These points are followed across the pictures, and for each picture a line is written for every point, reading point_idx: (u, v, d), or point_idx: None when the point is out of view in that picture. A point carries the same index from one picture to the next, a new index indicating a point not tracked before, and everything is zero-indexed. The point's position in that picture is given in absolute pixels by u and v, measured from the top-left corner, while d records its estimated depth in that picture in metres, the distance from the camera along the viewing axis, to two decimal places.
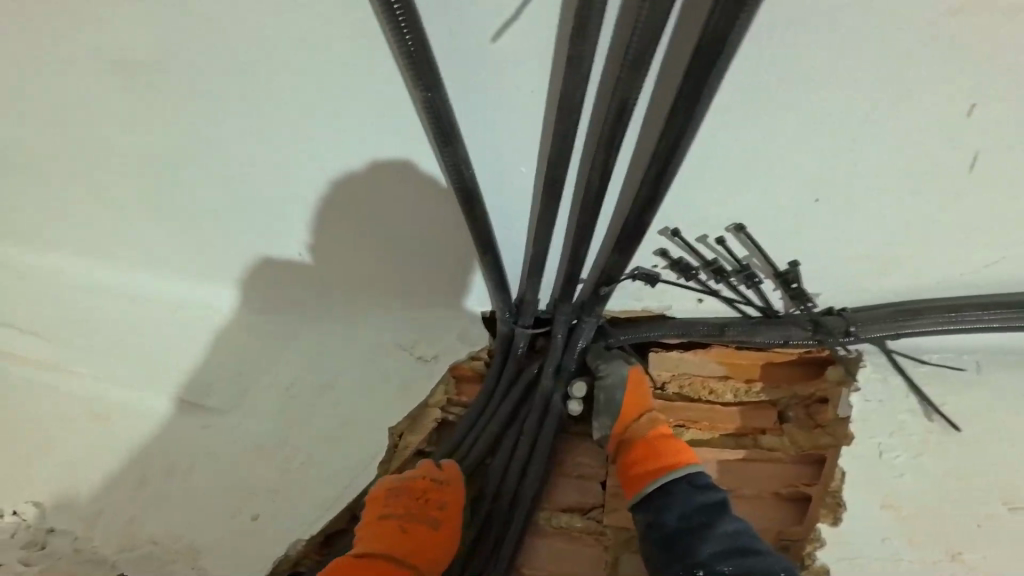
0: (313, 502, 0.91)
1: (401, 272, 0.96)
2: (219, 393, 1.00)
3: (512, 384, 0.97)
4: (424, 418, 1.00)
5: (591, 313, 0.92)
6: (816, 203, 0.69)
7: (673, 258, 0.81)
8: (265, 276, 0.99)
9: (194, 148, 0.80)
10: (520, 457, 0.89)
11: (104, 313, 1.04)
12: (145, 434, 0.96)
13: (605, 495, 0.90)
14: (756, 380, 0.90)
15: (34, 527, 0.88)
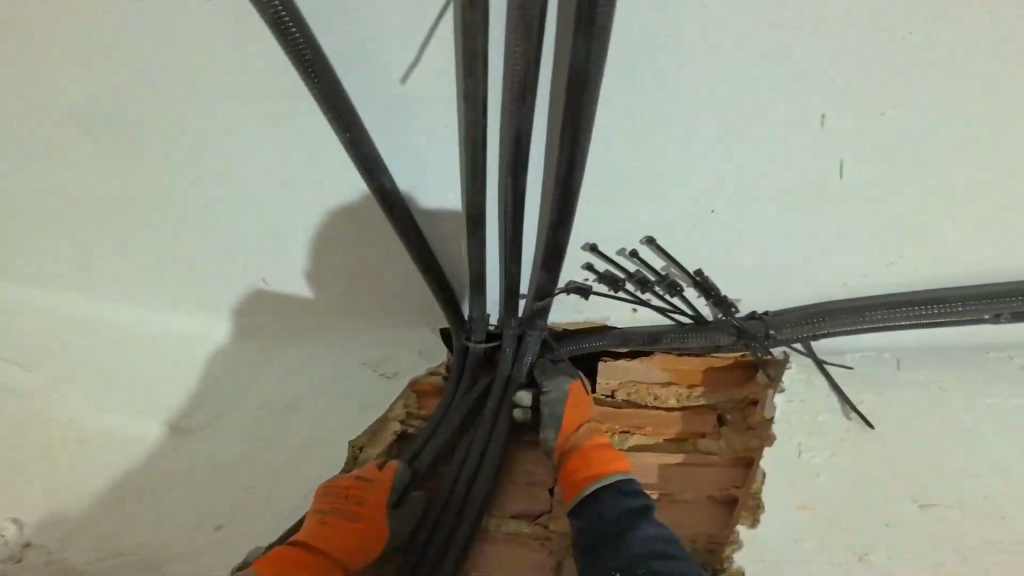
0: (277, 512, 0.95)
1: (357, 297, 1.09)
2: (202, 411, 1.11)
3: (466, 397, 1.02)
4: (385, 431, 1.06)
5: (534, 326, 0.96)
6: (713, 215, 0.76)
7: (600, 271, 0.86)
8: (243, 305, 1.14)
9: (191, 176, 0.94)
10: (469, 466, 0.93)
11: (101, 341, 1.17)
12: (130, 450, 1.05)
13: (553, 501, 0.94)
14: (698, 385, 0.93)
15: (13, 542, 0.91)
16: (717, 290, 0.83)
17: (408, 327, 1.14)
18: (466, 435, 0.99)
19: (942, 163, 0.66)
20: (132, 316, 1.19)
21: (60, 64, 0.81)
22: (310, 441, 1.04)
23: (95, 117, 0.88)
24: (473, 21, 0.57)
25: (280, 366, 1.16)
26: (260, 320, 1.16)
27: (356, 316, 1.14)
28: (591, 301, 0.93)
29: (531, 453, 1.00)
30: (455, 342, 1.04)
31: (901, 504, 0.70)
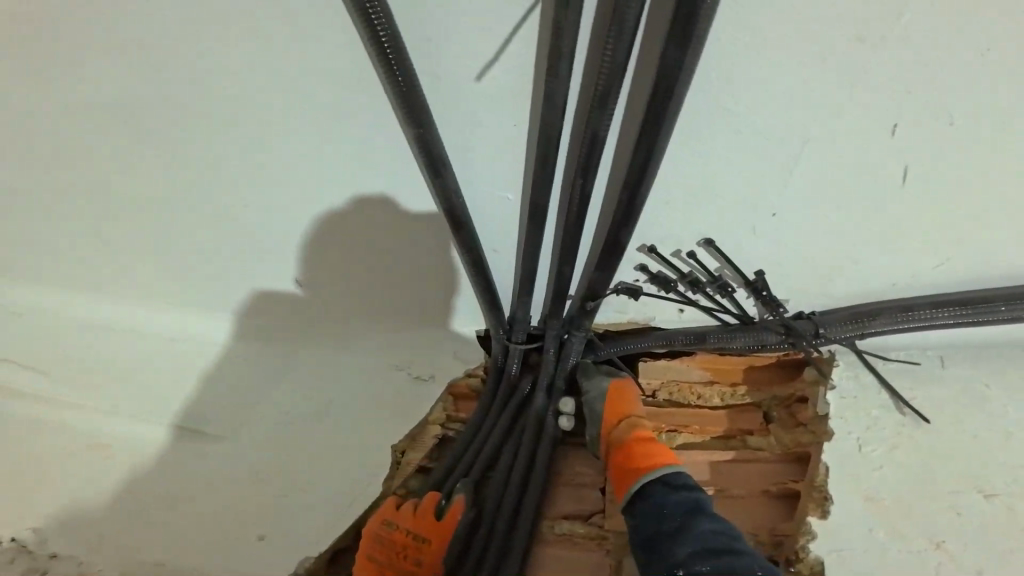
0: (327, 517, 0.97)
1: (390, 297, 1.02)
2: (217, 420, 1.04)
3: (508, 399, 1.01)
4: (425, 436, 1.04)
5: (580, 327, 0.96)
6: (774, 217, 0.77)
7: (653, 272, 0.87)
8: (253, 303, 1.06)
9: (210, 175, 0.89)
10: (518, 470, 0.93)
11: (97, 344, 1.09)
12: (146, 459, 1.00)
13: (604, 501, 0.94)
14: (740, 384, 0.94)
15: (36, 552, 0.93)
16: (770, 290, 0.85)
17: (433, 330, 1.06)
18: (511, 439, 0.98)
19: (997, 175, 0.69)
20: (128, 322, 1.10)
21: (75, 54, 0.76)
22: (344, 448, 1.01)
23: (107, 109, 0.83)
24: (567, 19, 0.58)
25: (289, 379, 1.07)
26: (270, 320, 1.08)
27: (380, 321, 1.06)
28: (639, 300, 0.93)
29: (576, 453, 1.00)
30: (495, 345, 1.02)
31: (966, 494, 0.78)
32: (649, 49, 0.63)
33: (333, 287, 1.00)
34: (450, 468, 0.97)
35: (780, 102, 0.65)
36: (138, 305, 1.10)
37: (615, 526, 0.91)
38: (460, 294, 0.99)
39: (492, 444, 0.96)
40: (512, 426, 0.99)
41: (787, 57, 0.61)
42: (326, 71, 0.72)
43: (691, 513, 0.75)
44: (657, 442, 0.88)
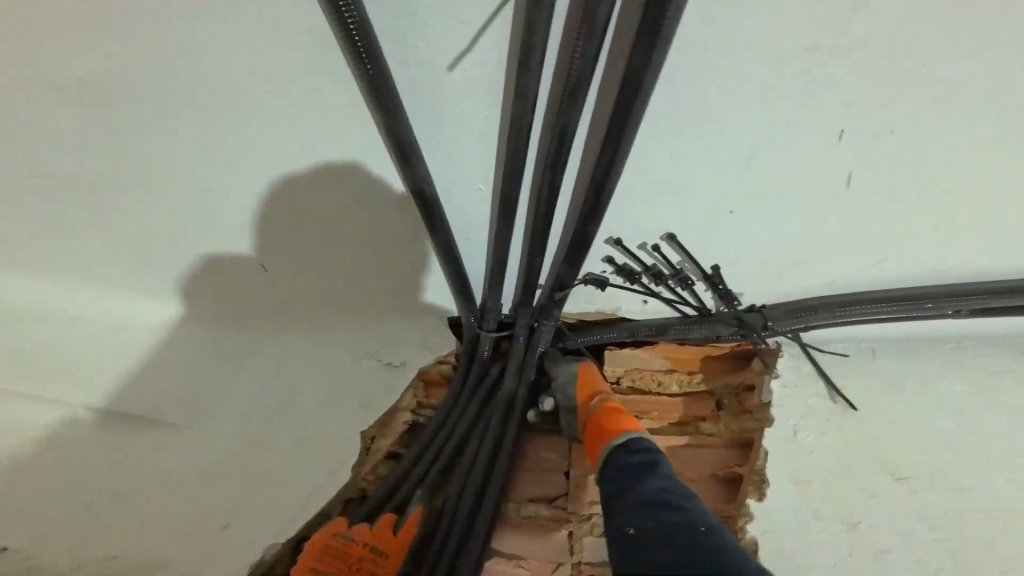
0: (287, 508, 0.96)
1: (361, 285, 1.02)
2: (176, 408, 1.01)
3: (478, 385, 1.04)
4: (395, 422, 1.05)
5: (548, 316, 0.99)
6: (731, 215, 0.81)
7: (618, 264, 0.91)
8: (218, 289, 1.03)
9: (172, 159, 0.85)
10: (486, 454, 0.95)
11: (58, 330, 1.05)
12: (103, 448, 0.97)
13: (568, 485, 0.97)
14: (697, 372, 0.99)
15: None
16: (725, 284, 0.90)
17: (402, 322, 1.08)
18: (480, 424, 1.00)
19: (974, 174, 0.74)
20: (91, 302, 1.08)
21: (18, 20, 0.69)
22: (308, 437, 1.01)
23: (47, 80, 0.76)
24: (538, 19, 0.59)
25: (253, 370, 1.06)
26: (236, 303, 1.05)
27: (350, 310, 1.07)
28: (605, 292, 0.97)
29: (544, 440, 1.02)
30: (466, 332, 1.04)
31: (882, 479, 0.86)
32: (619, 49, 0.65)
33: (299, 273, 0.99)
34: (419, 455, 0.99)
35: (743, 110, 0.68)
36: (96, 281, 1.06)
37: (578, 507, 0.96)
38: (432, 281, 1.01)
39: (463, 427, 1.00)
40: (482, 411, 1.02)
41: (764, 66, 0.64)
42: (296, 61, 0.70)
43: (648, 473, 0.76)
44: (627, 414, 0.89)
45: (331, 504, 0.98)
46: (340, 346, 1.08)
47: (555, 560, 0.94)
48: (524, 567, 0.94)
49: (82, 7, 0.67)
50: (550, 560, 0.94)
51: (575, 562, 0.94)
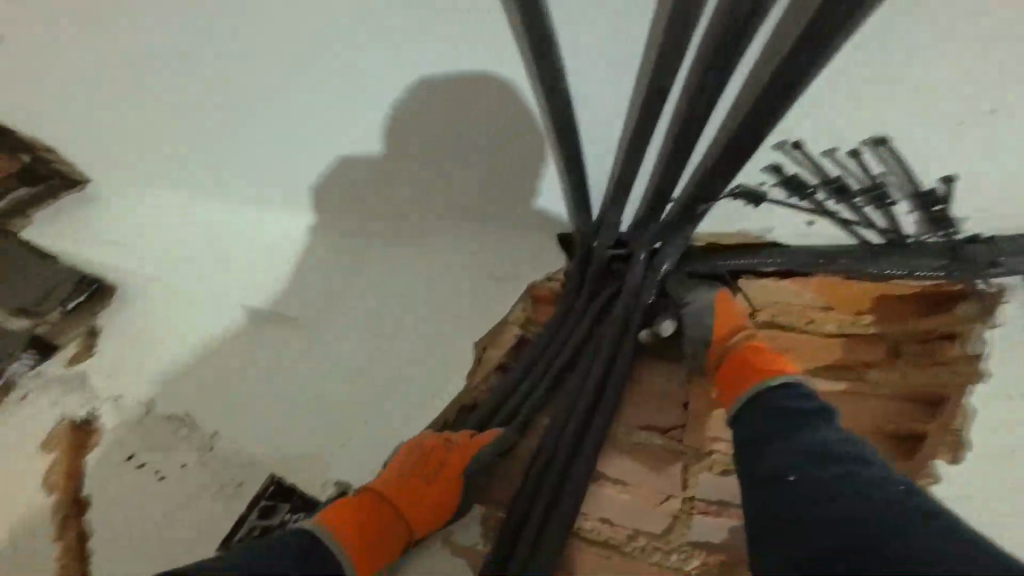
0: (409, 414, 0.99)
1: (480, 189, 1.02)
2: (313, 305, 1.07)
3: (590, 305, 0.97)
4: (504, 334, 1.06)
5: (678, 234, 0.88)
6: (991, 114, 0.63)
7: (786, 174, 0.75)
8: (341, 193, 1.04)
9: (279, 72, 0.82)
10: (597, 374, 0.91)
11: (205, 253, 1.07)
12: (255, 360, 1.03)
13: (687, 416, 0.92)
14: (866, 313, 0.84)
15: (203, 435, 0.98)
16: (940, 205, 0.73)
17: (508, 235, 1.11)
18: (591, 343, 0.95)
19: None
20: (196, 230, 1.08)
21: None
22: (430, 343, 1.04)
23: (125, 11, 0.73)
24: None
25: (367, 283, 1.09)
26: (349, 218, 1.09)
27: (469, 215, 1.09)
28: (757, 209, 0.82)
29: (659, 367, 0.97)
30: (579, 248, 0.97)
31: None
32: None
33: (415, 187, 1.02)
34: (523, 371, 0.98)
35: None
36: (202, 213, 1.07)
37: (693, 440, 0.90)
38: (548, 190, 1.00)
39: (573, 344, 0.96)
40: (593, 331, 0.96)
41: None
42: None
43: (810, 423, 0.67)
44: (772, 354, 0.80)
45: (445, 414, 1.01)
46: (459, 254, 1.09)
47: (664, 492, 0.89)
48: (628, 491, 0.89)
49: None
50: (660, 491, 0.89)
51: (687, 496, 0.88)
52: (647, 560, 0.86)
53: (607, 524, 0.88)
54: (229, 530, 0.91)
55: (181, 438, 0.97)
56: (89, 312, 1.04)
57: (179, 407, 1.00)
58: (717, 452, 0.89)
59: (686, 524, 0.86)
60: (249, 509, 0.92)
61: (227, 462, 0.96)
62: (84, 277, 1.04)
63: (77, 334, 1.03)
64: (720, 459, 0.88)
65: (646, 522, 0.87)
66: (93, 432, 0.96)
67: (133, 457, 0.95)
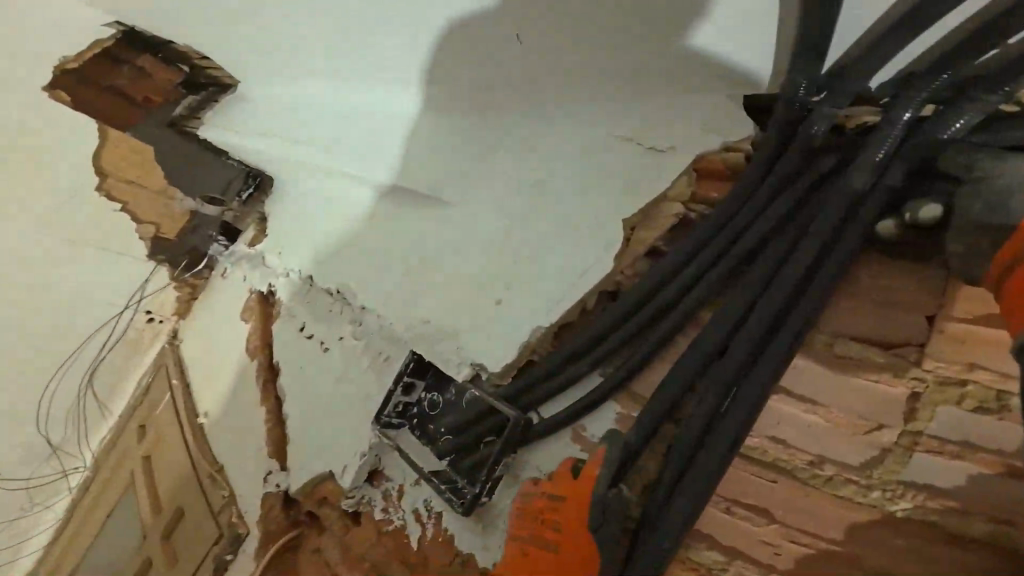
0: (544, 298, 0.98)
1: (615, 52, 0.92)
2: (433, 182, 1.10)
3: (796, 179, 0.78)
4: (663, 212, 0.91)
5: (1002, 82, 0.65)
6: None
7: None
8: (446, 62, 1.03)
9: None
10: (801, 260, 0.73)
11: (314, 143, 1.16)
12: (382, 238, 1.14)
13: (933, 334, 0.71)
14: None
15: (351, 305, 1.14)
16: None
17: (656, 95, 0.96)
18: (793, 225, 0.77)
19: None
20: (324, 108, 1.16)
21: None
22: (560, 223, 1.00)
23: None
24: None
25: (497, 161, 1.07)
26: (471, 88, 1.06)
27: (602, 84, 0.98)
28: None
29: (893, 270, 0.74)
30: (787, 103, 0.78)
31: None
32: None
33: (557, 47, 0.94)
34: (692, 252, 0.84)
35: None
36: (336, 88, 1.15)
37: (935, 366, 0.71)
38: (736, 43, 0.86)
39: (767, 225, 0.78)
40: (796, 212, 0.77)
41: None
42: None
43: None
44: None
45: (589, 294, 0.94)
46: (588, 128, 1.00)
47: (875, 420, 0.74)
48: (817, 413, 0.78)
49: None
50: (869, 418, 0.75)
51: (909, 430, 0.72)
52: (831, 490, 0.77)
53: (779, 445, 0.80)
54: (380, 405, 1.10)
55: (333, 308, 1.17)
56: (258, 201, 1.24)
57: (332, 282, 1.15)
58: (973, 384, 0.69)
59: (902, 459, 0.72)
60: (392, 387, 1.11)
61: (373, 333, 1.14)
62: (251, 169, 1.20)
63: (253, 220, 1.24)
64: (976, 393, 0.69)
65: (840, 453, 0.76)
66: (273, 304, 1.22)
67: (304, 328, 1.19)
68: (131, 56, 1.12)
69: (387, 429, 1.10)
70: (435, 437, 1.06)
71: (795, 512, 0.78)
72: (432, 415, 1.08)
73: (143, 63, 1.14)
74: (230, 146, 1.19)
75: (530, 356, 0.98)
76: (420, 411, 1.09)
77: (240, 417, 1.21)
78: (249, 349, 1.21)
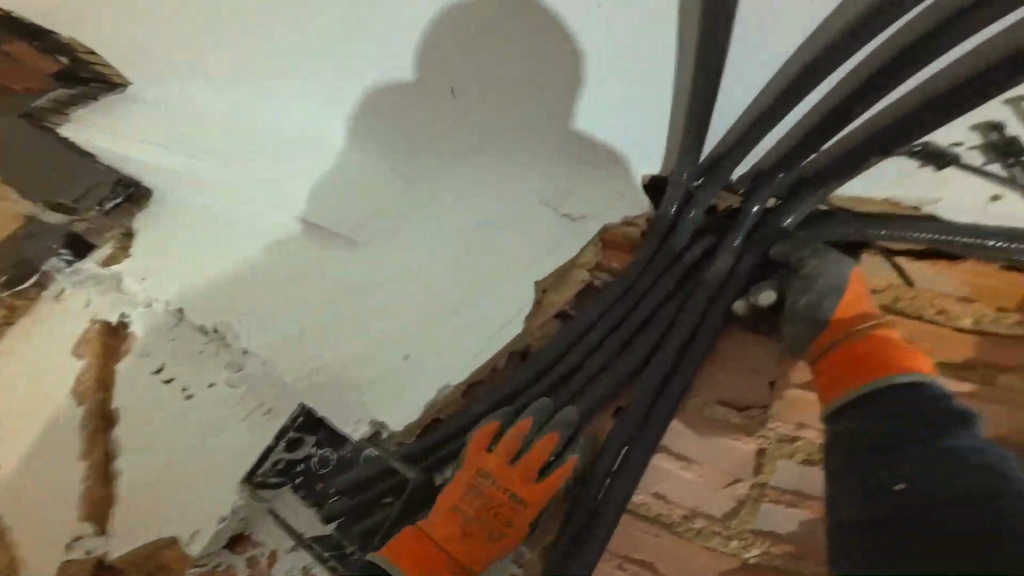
0: (459, 351, 1.02)
1: (535, 138, 1.07)
2: (361, 230, 1.09)
3: (677, 260, 0.91)
4: (571, 279, 1.02)
5: (819, 185, 0.83)
6: None
7: (1006, 137, 0.75)
8: (378, 117, 1.11)
9: (334, 26, 0.99)
10: (680, 335, 0.85)
11: (221, 171, 1.06)
12: (279, 273, 1.06)
13: (771, 397, 0.83)
14: (1011, 312, 0.75)
15: (232, 349, 1.02)
16: None
17: (562, 177, 1.09)
18: (676, 299, 0.89)
19: None
20: (230, 134, 1.08)
21: None
22: (476, 281, 1.07)
23: None
24: None
25: (421, 216, 1.13)
26: (402, 147, 1.13)
27: (522, 164, 1.10)
28: (937, 173, 0.81)
29: (748, 341, 0.88)
30: (672, 193, 0.92)
31: None
32: None
33: (474, 113, 1.06)
34: (596, 317, 0.91)
35: None
36: (254, 109, 1.10)
37: (775, 426, 0.82)
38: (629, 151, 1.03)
39: (653, 301, 0.89)
40: (678, 289, 0.90)
41: None
42: None
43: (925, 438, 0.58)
44: (904, 349, 0.70)
45: (500, 359, 1.01)
46: (510, 197, 1.11)
47: (734, 474, 0.84)
48: (691, 470, 0.85)
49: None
50: (729, 473, 0.84)
51: (758, 482, 0.83)
52: (702, 542, 0.84)
53: (661, 501, 0.86)
54: (256, 461, 0.98)
55: (206, 349, 1.02)
56: (129, 214, 1.02)
57: (210, 320, 1.02)
58: (802, 440, 0.82)
59: (754, 509, 0.82)
60: (274, 442, 0.99)
61: (256, 379, 1.02)
62: (122, 176, 1.01)
63: (112, 235, 1.01)
64: (803, 448, 0.81)
65: (710, 506, 0.84)
66: (122, 338, 1.00)
67: (162, 370, 1.00)
68: (0, 41, 0.96)
69: (263, 490, 0.96)
70: (324, 499, 0.96)
71: (672, 564, 0.84)
72: (321, 473, 0.98)
73: (8, 49, 0.96)
74: (104, 151, 1.02)
75: (437, 414, 1.01)
76: (307, 469, 0.98)
77: (49, 474, 0.95)
78: (76, 391, 0.97)
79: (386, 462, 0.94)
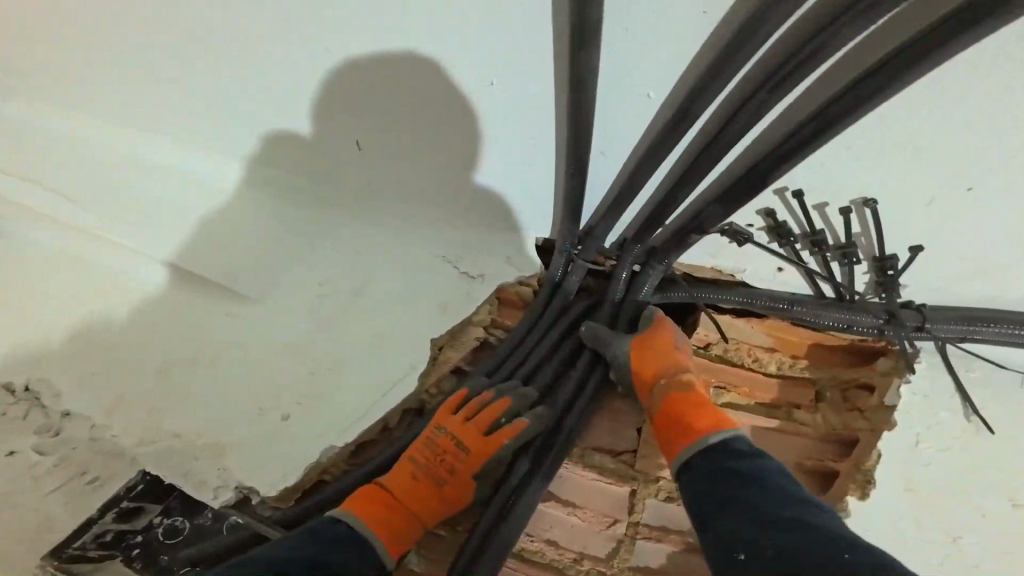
0: (338, 420, 0.93)
1: (440, 204, 1.05)
2: (246, 278, 1.04)
3: (559, 322, 0.98)
4: (467, 335, 1.01)
5: (661, 260, 0.90)
6: (996, 249, 0.77)
7: (777, 220, 0.82)
8: (274, 164, 1.06)
9: (210, 75, 0.95)
10: (568, 386, 0.94)
11: (99, 225, 1.05)
12: (139, 326, 1.01)
13: (639, 441, 0.92)
14: (800, 358, 0.91)
15: (50, 412, 0.93)
16: (899, 270, 0.81)
17: (463, 236, 1.07)
18: (559, 355, 0.97)
19: None
20: (115, 184, 1.09)
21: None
22: (373, 342, 1.00)
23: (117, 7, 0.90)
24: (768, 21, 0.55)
25: (316, 263, 1.08)
26: (303, 194, 1.10)
27: (429, 222, 1.08)
28: (742, 250, 0.89)
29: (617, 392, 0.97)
30: (556, 257, 0.97)
31: (964, 500, 0.81)
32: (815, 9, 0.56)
33: (376, 168, 1.01)
34: (492, 367, 0.96)
35: (866, 131, 0.69)
36: (140, 151, 1.12)
37: (642, 467, 0.89)
38: (510, 224, 1.03)
39: (540, 355, 0.96)
40: (561, 344, 0.98)
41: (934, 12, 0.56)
42: (360, 39, 0.82)
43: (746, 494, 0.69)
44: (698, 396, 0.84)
45: (390, 415, 0.95)
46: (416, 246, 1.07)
47: (611, 515, 0.89)
48: (576, 514, 0.89)
49: (62, 28, 0.97)
50: (606, 514, 0.89)
51: (632, 521, 0.88)
52: None
53: (552, 547, 0.88)
54: (73, 533, 0.83)
55: (15, 415, 0.93)
56: None
57: (21, 378, 0.96)
58: (663, 478, 0.89)
59: (629, 548, 0.87)
60: (102, 511, 0.86)
61: (74, 444, 0.91)
62: None
63: None
64: (665, 485, 0.88)
65: (594, 548, 0.88)
66: None
67: None
68: None
69: (76, 566, 0.81)
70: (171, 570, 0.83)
71: None
72: (165, 544, 0.84)
73: None
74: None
75: (322, 472, 0.92)
76: (147, 541, 0.85)
77: None
78: None
79: (252, 528, 0.85)
